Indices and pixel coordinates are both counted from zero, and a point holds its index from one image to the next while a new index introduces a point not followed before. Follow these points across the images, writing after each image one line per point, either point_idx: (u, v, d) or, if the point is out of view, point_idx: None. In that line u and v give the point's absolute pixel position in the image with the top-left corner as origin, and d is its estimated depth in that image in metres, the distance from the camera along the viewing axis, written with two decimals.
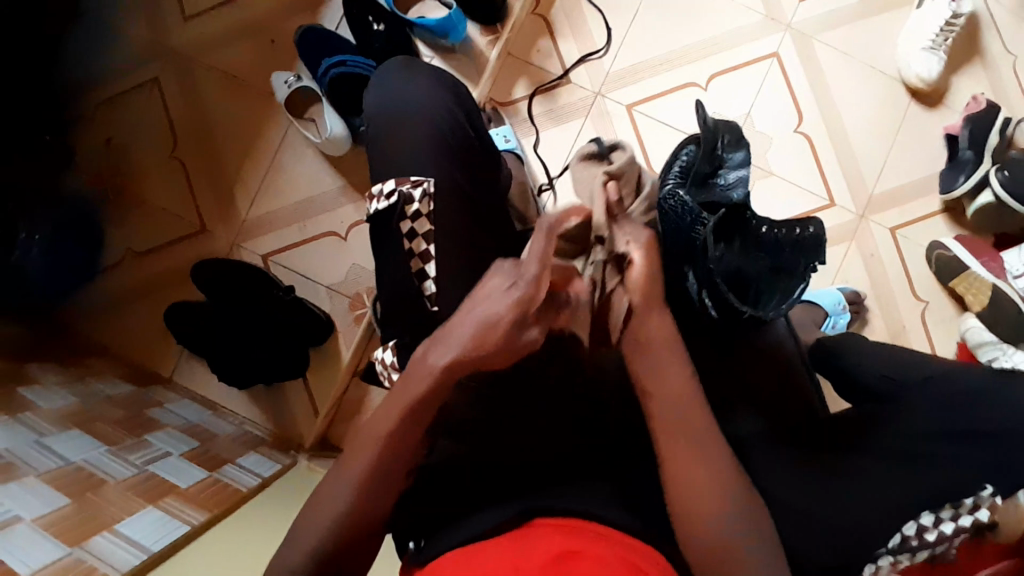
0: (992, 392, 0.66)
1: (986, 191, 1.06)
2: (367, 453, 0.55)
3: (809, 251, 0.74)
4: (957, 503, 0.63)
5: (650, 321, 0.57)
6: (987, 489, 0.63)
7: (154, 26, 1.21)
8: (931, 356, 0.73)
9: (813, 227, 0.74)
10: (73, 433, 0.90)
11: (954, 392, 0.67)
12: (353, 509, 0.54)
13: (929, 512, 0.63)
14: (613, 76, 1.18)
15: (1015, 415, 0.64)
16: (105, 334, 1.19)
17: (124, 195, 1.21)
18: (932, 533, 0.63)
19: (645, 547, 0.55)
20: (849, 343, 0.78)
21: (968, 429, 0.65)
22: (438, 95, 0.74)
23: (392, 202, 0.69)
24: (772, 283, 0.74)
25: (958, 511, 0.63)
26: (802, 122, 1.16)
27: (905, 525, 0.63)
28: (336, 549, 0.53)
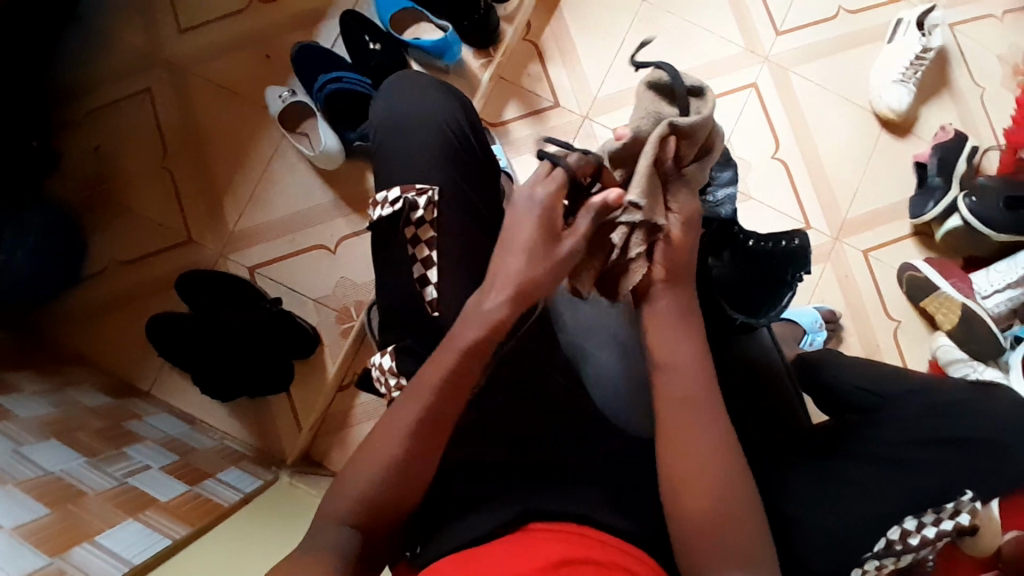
0: (968, 405, 0.69)
1: (955, 216, 1.12)
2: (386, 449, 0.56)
3: (796, 259, 0.82)
4: (939, 507, 0.65)
5: (662, 305, 0.59)
6: (968, 494, 0.65)
7: (148, 38, 1.22)
8: (907, 369, 0.74)
9: (799, 240, 0.82)
10: (51, 443, 0.89)
11: (934, 404, 0.70)
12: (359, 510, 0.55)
13: (912, 516, 0.65)
14: (600, 100, 1.22)
15: (998, 425, 0.67)
16: (81, 345, 1.16)
17: (109, 204, 1.20)
18: (915, 537, 0.64)
19: (635, 551, 0.55)
20: (827, 356, 0.78)
21: (944, 438, 0.68)
22: (443, 106, 0.76)
23: (396, 209, 0.70)
24: (762, 291, 0.78)
25: (940, 516, 0.65)
26: (780, 147, 1.21)
27: (890, 529, 0.65)
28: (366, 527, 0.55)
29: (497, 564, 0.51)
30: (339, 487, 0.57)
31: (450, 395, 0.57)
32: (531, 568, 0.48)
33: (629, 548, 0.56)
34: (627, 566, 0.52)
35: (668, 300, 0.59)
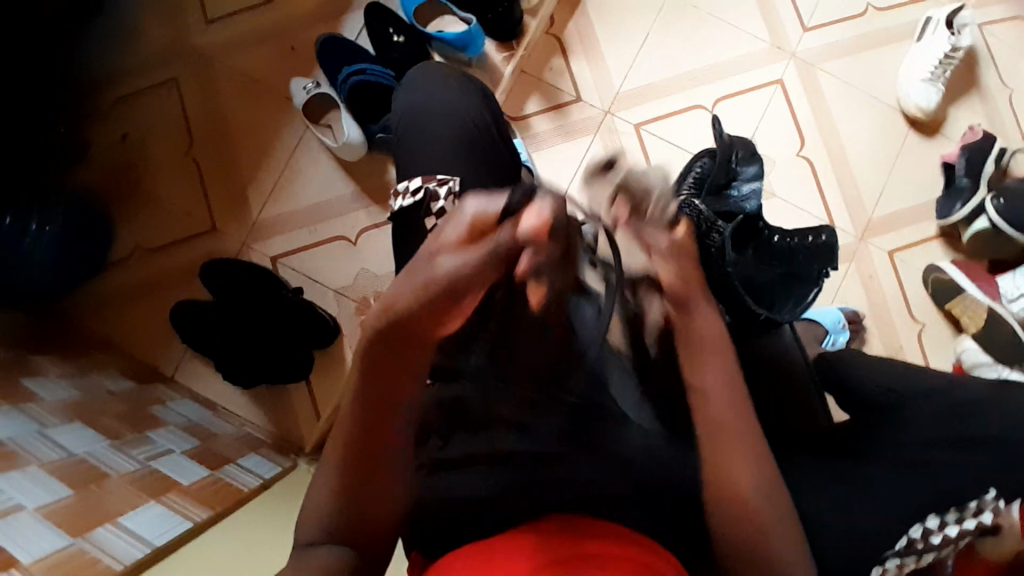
0: (994, 405, 0.68)
1: (982, 216, 1.10)
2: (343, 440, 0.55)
3: (822, 255, 0.81)
4: (962, 506, 0.65)
5: (698, 318, 0.55)
6: (992, 493, 0.65)
7: (175, 29, 1.23)
8: (928, 369, 0.73)
9: (825, 236, 0.82)
10: (75, 425, 0.91)
11: (956, 403, 0.69)
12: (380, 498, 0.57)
13: (935, 515, 0.65)
14: (622, 96, 1.22)
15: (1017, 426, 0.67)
16: (106, 331, 1.18)
17: (136, 193, 1.21)
18: (937, 536, 0.64)
19: (655, 548, 0.55)
20: (851, 355, 0.76)
21: (966, 438, 0.67)
22: (466, 98, 0.76)
23: (417, 199, 0.71)
24: (784, 288, 0.77)
25: (962, 515, 0.65)
26: (804, 146, 1.19)
27: (912, 528, 0.65)
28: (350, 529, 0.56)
29: (508, 558, 0.51)
30: None
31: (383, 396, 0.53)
32: (537, 565, 0.48)
33: (648, 542, 0.55)
34: (646, 562, 0.51)
35: (705, 324, 0.55)
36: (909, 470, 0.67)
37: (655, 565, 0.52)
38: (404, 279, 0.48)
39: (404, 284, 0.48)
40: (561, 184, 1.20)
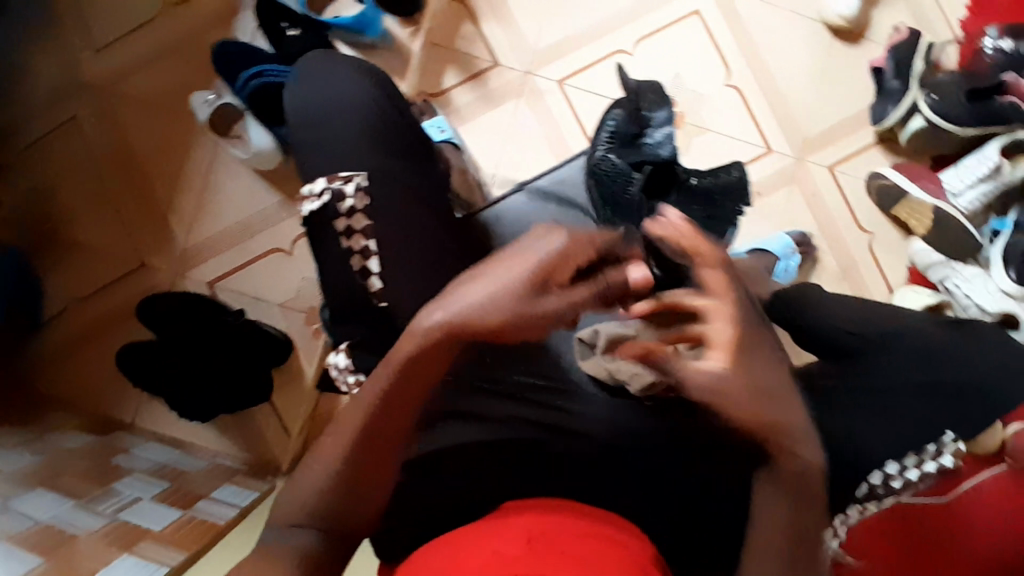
0: (952, 346, 0.71)
1: (916, 116, 1.08)
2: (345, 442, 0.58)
3: (732, 189, 0.84)
4: (921, 451, 0.68)
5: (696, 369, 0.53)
6: (950, 435, 0.69)
7: (62, 61, 1.16)
8: (892, 304, 0.75)
9: (737, 172, 0.86)
10: (37, 492, 0.88)
11: (922, 341, 0.71)
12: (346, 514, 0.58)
13: (896, 461, 0.68)
14: (540, 54, 1.17)
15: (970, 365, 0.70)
16: (52, 384, 1.12)
17: (55, 241, 1.15)
18: (898, 480, 0.68)
19: (622, 525, 0.56)
20: (809, 294, 0.76)
21: (927, 378, 0.69)
22: (362, 87, 0.72)
23: (324, 200, 0.68)
24: (707, 226, 0.80)
25: (923, 458, 0.68)
26: (731, 75, 1.16)
27: (872, 475, 0.68)
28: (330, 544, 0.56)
29: (477, 538, 0.51)
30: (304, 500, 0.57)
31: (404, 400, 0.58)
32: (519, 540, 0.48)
33: (618, 517, 0.56)
34: (610, 537, 0.52)
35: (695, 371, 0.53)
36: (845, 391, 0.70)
37: (624, 542, 0.51)
38: (507, 299, 0.53)
39: (475, 290, 0.54)
40: (493, 155, 1.16)
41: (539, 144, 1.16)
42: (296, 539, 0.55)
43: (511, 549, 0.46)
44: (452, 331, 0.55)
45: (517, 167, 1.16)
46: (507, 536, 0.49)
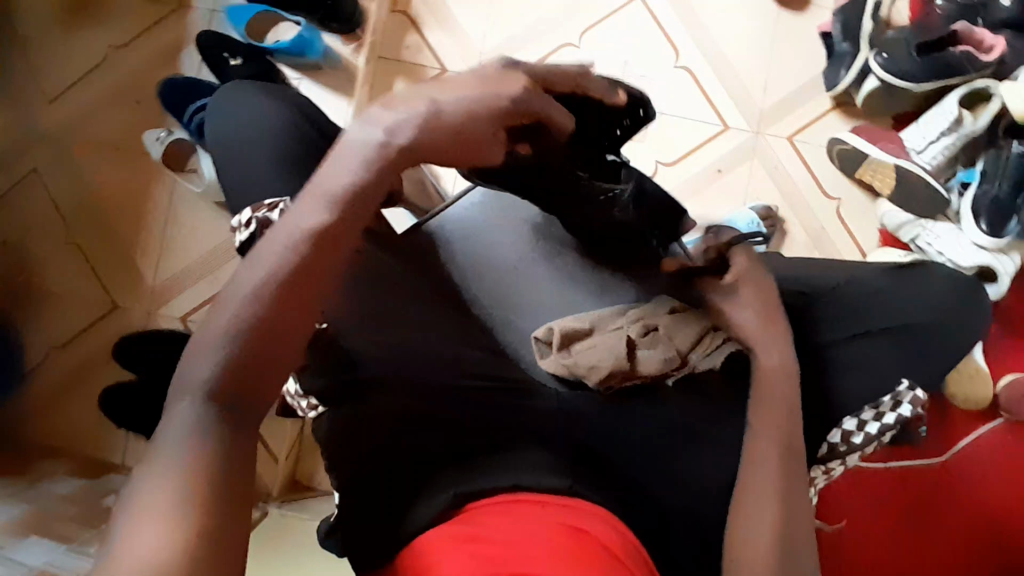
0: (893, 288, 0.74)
1: (870, 77, 1.07)
2: (227, 314, 0.47)
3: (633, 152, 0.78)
4: (877, 403, 0.69)
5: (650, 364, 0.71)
6: (905, 384, 0.70)
7: (19, 118, 1.17)
8: (849, 263, 0.79)
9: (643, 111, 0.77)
10: (33, 539, 0.85)
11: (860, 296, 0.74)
12: (235, 375, 0.46)
13: (852, 417, 0.69)
14: (487, 55, 1.17)
15: (922, 305, 0.72)
16: (42, 437, 1.13)
17: (30, 292, 1.16)
18: (858, 436, 0.69)
19: (591, 505, 0.59)
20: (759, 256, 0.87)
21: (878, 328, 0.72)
22: (272, 115, 0.75)
23: (251, 230, 0.68)
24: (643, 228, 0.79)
25: (881, 411, 0.69)
26: (680, 56, 1.15)
27: (831, 434, 0.70)
28: (230, 402, 0.45)
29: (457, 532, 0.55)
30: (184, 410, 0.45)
31: (302, 279, 0.48)
32: (497, 536, 0.53)
33: (590, 503, 0.59)
34: (582, 527, 0.55)
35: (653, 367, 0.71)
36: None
37: (588, 529, 0.55)
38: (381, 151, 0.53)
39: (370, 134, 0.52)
40: None
41: None
42: (188, 433, 0.43)
43: (490, 550, 0.51)
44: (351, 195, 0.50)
45: None
46: (484, 531, 0.54)
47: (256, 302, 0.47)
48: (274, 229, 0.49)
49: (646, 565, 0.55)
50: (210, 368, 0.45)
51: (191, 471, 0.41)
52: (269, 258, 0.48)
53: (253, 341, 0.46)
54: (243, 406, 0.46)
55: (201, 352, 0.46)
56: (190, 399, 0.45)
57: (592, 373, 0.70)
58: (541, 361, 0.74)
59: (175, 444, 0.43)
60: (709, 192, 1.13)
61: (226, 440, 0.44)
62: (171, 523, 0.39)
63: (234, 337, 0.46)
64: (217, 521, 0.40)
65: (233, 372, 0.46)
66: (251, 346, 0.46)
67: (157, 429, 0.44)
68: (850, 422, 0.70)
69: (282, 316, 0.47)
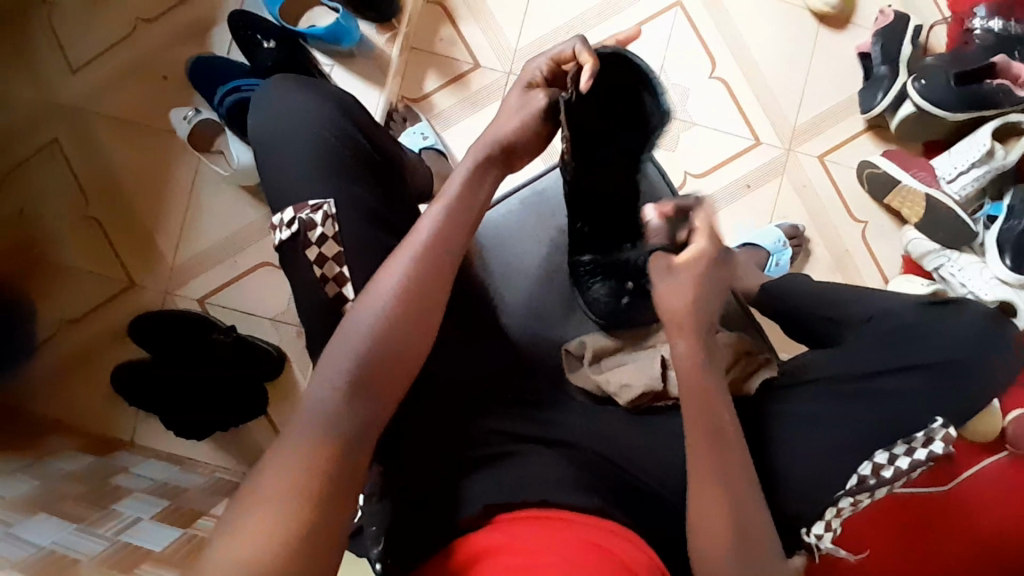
0: (925, 324, 0.75)
1: (906, 103, 1.06)
2: (352, 338, 0.57)
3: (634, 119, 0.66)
4: (909, 438, 0.70)
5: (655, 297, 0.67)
6: (939, 421, 0.70)
7: (41, 84, 1.15)
8: (874, 291, 0.79)
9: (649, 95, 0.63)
10: (42, 517, 0.84)
11: (890, 329, 0.75)
12: (350, 393, 0.55)
13: (883, 450, 0.70)
14: (521, 52, 1.15)
15: (951, 343, 0.73)
16: (51, 409, 1.12)
17: (45, 262, 1.14)
18: (889, 470, 0.69)
19: (622, 529, 0.58)
20: (786, 277, 0.87)
21: (909, 363, 0.73)
22: (317, 110, 0.74)
23: (293, 230, 0.69)
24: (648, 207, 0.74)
25: (912, 446, 0.69)
26: (716, 67, 1.14)
27: (861, 466, 0.70)
28: (346, 417, 0.54)
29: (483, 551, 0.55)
30: (304, 418, 0.53)
31: (407, 311, 0.59)
32: (523, 555, 0.52)
33: (616, 524, 0.58)
34: (606, 545, 0.55)
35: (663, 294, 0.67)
36: (807, 388, 0.74)
37: (613, 547, 0.55)
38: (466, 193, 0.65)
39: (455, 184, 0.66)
40: None
41: None
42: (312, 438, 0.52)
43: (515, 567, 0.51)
44: (447, 236, 0.63)
45: None
46: (511, 550, 0.53)
47: (377, 335, 0.57)
48: (387, 268, 0.60)
49: None
50: (334, 381, 0.55)
51: (316, 467, 0.51)
52: (387, 289, 0.59)
53: (372, 365, 0.56)
54: (352, 416, 0.54)
55: (326, 369, 0.56)
56: (316, 409, 0.54)
57: (622, 392, 0.72)
58: (569, 373, 0.77)
59: (296, 447, 0.51)
60: (735, 206, 1.13)
61: (341, 448, 0.52)
62: (280, 518, 0.48)
63: (354, 359, 0.56)
64: (321, 529, 0.49)
65: (350, 390, 0.55)
66: (373, 367, 0.56)
67: (286, 432, 0.53)
68: (880, 456, 0.70)
69: (395, 350, 0.57)
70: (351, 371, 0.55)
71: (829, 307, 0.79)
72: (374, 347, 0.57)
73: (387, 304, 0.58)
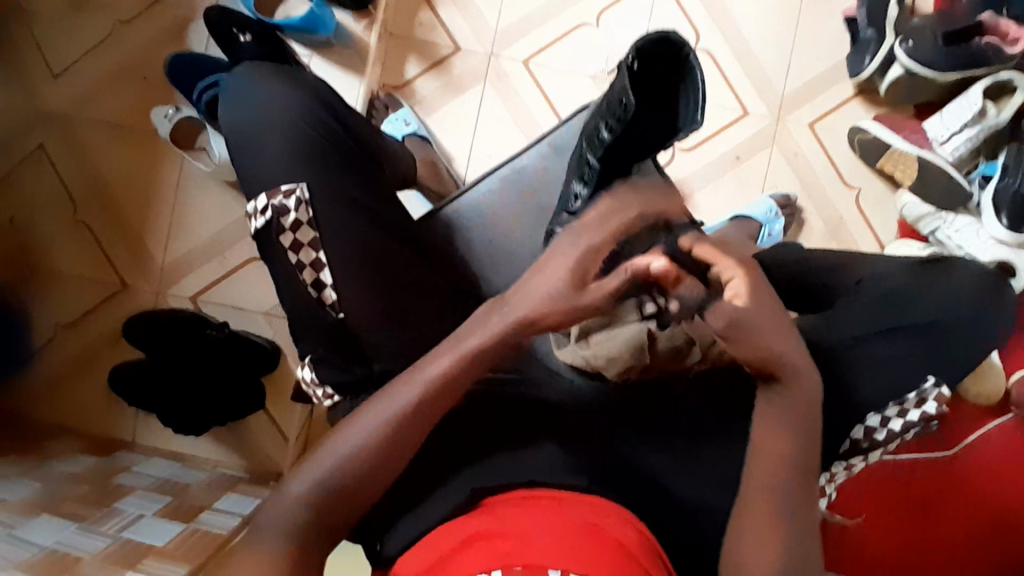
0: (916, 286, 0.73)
1: (895, 65, 1.04)
2: (388, 411, 0.58)
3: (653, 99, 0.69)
4: (900, 399, 0.70)
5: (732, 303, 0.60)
6: (931, 380, 0.70)
7: (24, 91, 1.15)
8: (864, 255, 0.78)
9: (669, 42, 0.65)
10: (44, 518, 0.85)
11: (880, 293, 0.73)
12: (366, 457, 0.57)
13: (875, 413, 0.70)
14: (501, 33, 1.14)
15: (941, 303, 0.72)
16: (53, 413, 1.13)
17: (38, 268, 1.15)
18: (881, 432, 0.69)
19: (613, 506, 0.58)
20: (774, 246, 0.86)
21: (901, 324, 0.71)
22: (290, 98, 0.73)
23: (267, 217, 0.69)
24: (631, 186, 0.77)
25: (904, 407, 0.70)
26: (700, 38, 1.12)
27: (854, 431, 0.70)
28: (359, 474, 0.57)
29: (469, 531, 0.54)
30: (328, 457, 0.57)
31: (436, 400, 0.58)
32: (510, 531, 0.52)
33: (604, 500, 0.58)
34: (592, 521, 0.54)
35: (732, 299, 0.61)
36: None
37: (604, 525, 0.54)
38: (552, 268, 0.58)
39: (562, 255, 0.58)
40: (463, 143, 1.13)
41: (505, 125, 1.13)
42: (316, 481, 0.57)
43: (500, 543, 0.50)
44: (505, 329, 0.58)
45: (489, 154, 1.13)
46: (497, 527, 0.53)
47: (407, 413, 0.58)
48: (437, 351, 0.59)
49: (660, 561, 0.54)
50: (360, 442, 0.57)
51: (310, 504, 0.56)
52: (426, 374, 0.58)
53: (402, 439, 0.58)
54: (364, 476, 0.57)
55: (362, 426, 0.58)
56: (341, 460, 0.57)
57: (609, 365, 0.72)
58: (557, 350, 0.76)
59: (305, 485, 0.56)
60: (725, 179, 1.11)
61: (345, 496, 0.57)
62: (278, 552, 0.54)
63: (383, 430, 0.57)
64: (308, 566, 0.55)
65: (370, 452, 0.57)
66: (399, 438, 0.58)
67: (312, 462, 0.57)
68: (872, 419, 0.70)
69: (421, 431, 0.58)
70: (379, 440, 0.57)
71: (823, 272, 0.77)
72: (404, 423, 0.58)
73: (424, 391, 0.58)
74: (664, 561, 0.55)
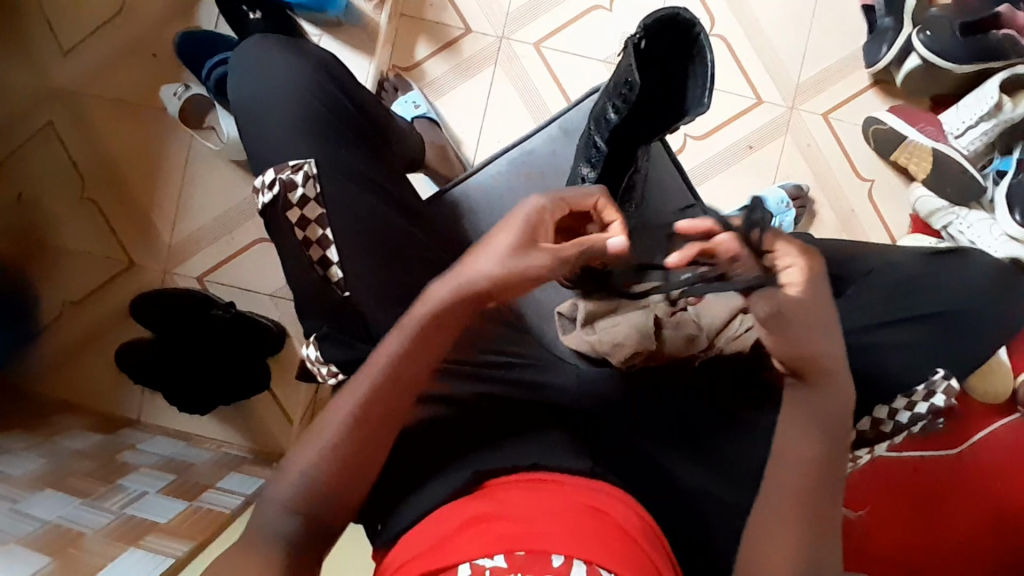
0: (927, 279, 0.72)
1: (911, 56, 1.02)
2: (348, 402, 0.57)
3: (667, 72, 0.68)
4: (910, 392, 0.68)
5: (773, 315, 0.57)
6: (941, 373, 0.68)
7: (33, 67, 1.15)
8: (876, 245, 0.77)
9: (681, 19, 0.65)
10: (48, 493, 0.85)
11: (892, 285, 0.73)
12: (339, 446, 0.56)
13: (883, 405, 0.69)
14: (513, 16, 1.12)
15: (952, 297, 0.71)
16: (59, 390, 1.13)
17: (46, 246, 1.15)
18: (888, 424, 0.69)
19: (620, 493, 0.57)
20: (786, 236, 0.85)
21: (912, 317, 0.71)
22: (302, 76, 0.72)
23: (274, 192, 0.68)
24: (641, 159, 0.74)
25: (913, 400, 0.68)
26: (715, 24, 1.11)
27: (860, 422, 0.70)
28: (333, 467, 0.56)
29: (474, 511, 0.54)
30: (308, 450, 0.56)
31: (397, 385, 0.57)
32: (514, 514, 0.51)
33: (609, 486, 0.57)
34: (598, 505, 0.54)
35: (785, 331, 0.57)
36: None
37: (610, 510, 0.53)
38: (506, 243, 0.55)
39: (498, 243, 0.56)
40: (472, 127, 1.12)
41: (515, 109, 1.12)
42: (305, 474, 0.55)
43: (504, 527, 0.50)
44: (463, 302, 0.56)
45: (498, 138, 1.12)
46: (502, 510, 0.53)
47: (365, 400, 0.57)
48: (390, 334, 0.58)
49: (665, 549, 0.53)
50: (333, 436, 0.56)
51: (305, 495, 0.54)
52: (385, 354, 0.57)
53: (371, 428, 0.57)
54: (339, 468, 0.56)
55: (328, 424, 0.57)
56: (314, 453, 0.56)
57: (616, 351, 0.69)
58: (563, 336, 0.74)
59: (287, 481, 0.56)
60: (736, 168, 1.10)
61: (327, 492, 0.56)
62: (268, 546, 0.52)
63: (349, 420, 0.57)
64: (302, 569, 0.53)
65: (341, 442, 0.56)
66: (366, 425, 0.57)
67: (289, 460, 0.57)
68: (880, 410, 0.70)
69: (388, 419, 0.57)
70: (346, 431, 0.56)
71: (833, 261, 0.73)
72: (367, 409, 0.57)
73: (382, 375, 0.57)
74: (669, 548, 0.54)
